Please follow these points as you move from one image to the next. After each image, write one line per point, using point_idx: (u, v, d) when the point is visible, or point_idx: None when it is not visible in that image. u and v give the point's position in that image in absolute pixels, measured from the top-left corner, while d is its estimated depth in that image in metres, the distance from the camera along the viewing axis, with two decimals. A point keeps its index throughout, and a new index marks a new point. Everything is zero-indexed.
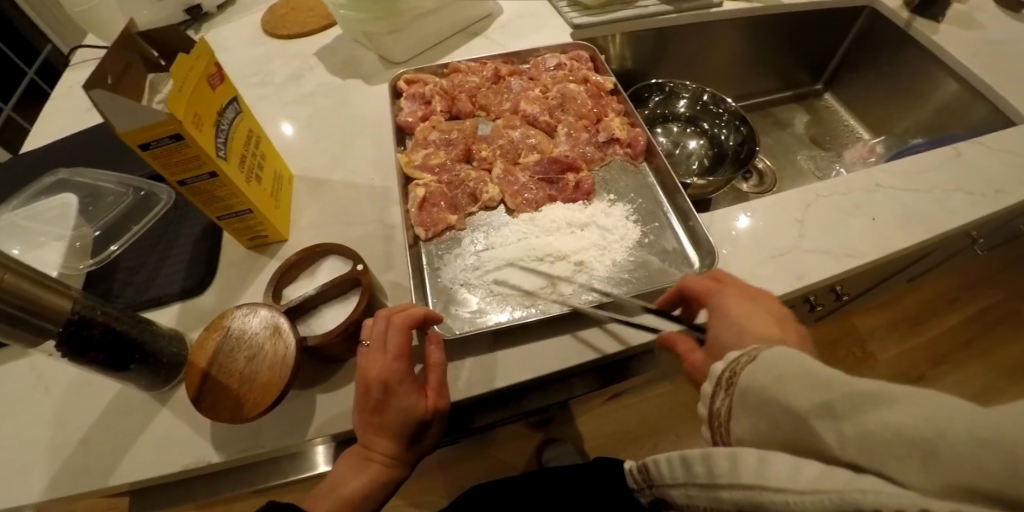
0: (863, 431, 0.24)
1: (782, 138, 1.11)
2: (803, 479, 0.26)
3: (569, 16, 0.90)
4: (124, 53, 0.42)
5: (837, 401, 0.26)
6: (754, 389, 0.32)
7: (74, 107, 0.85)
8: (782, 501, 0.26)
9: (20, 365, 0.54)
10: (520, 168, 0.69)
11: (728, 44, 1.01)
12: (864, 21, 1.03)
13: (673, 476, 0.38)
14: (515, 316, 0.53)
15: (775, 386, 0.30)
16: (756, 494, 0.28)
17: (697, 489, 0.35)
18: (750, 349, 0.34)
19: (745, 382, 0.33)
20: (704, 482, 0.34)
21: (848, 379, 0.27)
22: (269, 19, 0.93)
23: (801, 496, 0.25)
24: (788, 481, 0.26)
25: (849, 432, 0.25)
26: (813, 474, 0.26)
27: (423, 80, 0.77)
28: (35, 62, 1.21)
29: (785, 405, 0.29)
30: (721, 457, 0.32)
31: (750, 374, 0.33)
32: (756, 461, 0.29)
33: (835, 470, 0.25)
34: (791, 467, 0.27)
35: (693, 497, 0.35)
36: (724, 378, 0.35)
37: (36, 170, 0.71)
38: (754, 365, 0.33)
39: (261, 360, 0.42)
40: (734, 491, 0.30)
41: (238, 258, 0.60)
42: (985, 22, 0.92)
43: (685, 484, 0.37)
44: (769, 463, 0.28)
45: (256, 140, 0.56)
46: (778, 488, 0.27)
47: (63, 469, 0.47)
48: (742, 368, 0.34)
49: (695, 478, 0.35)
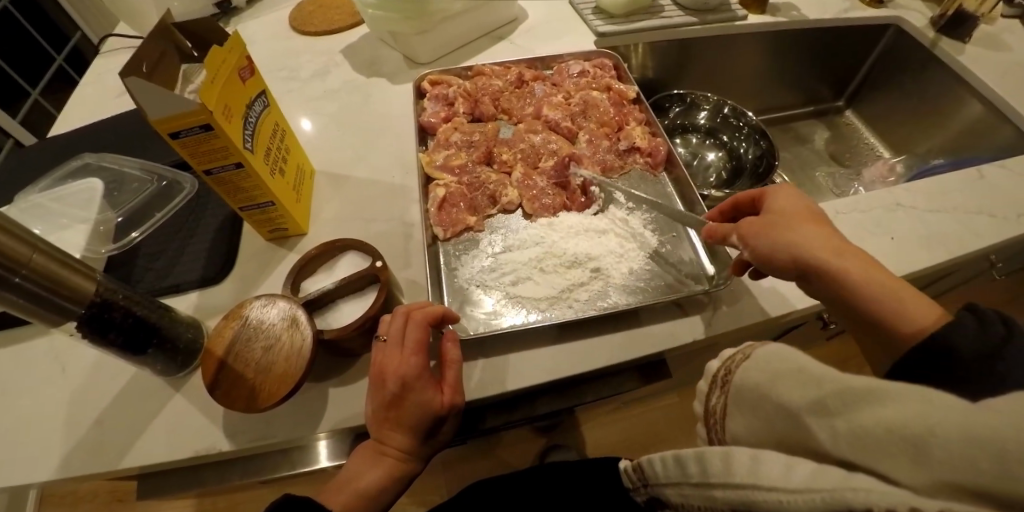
0: (852, 427, 0.25)
1: (801, 153, 1.11)
2: (796, 477, 0.26)
3: (594, 23, 0.90)
4: (158, 43, 0.43)
5: (829, 398, 0.28)
6: (747, 385, 0.35)
7: (104, 94, 0.87)
8: (775, 499, 0.26)
9: (40, 343, 0.55)
10: (538, 173, 0.69)
11: (751, 57, 1.01)
12: (889, 39, 1.02)
13: (667, 475, 0.38)
14: (529, 320, 0.53)
15: (770, 383, 0.33)
16: (750, 493, 0.28)
17: (692, 488, 0.34)
18: (743, 348, 0.38)
19: (739, 380, 0.36)
20: (699, 481, 0.33)
21: (841, 376, 0.28)
22: (296, 15, 0.95)
23: (793, 495, 0.25)
24: (781, 479, 0.26)
25: (840, 428, 0.26)
26: (806, 471, 0.26)
27: (447, 82, 0.77)
28: (65, 49, 1.24)
29: (779, 401, 0.31)
30: (715, 457, 0.31)
31: (744, 372, 0.36)
32: (750, 460, 0.29)
33: (828, 469, 0.25)
34: (783, 465, 0.27)
35: (687, 496, 0.35)
36: (719, 376, 0.39)
37: (65, 153, 0.73)
38: (749, 363, 0.36)
39: (277, 350, 0.43)
40: (729, 490, 0.30)
41: (258, 249, 0.61)
42: (1014, 45, 0.91)
43: (679, 483, 0.36)
44: (762, 461, 0.28)
45: (281, 134, 0.57)
46: (770, 486, 0.27)
47: (77, 450, 0.47)
48: (737, 366, 0.38)
49: (690, 478, 0.34)
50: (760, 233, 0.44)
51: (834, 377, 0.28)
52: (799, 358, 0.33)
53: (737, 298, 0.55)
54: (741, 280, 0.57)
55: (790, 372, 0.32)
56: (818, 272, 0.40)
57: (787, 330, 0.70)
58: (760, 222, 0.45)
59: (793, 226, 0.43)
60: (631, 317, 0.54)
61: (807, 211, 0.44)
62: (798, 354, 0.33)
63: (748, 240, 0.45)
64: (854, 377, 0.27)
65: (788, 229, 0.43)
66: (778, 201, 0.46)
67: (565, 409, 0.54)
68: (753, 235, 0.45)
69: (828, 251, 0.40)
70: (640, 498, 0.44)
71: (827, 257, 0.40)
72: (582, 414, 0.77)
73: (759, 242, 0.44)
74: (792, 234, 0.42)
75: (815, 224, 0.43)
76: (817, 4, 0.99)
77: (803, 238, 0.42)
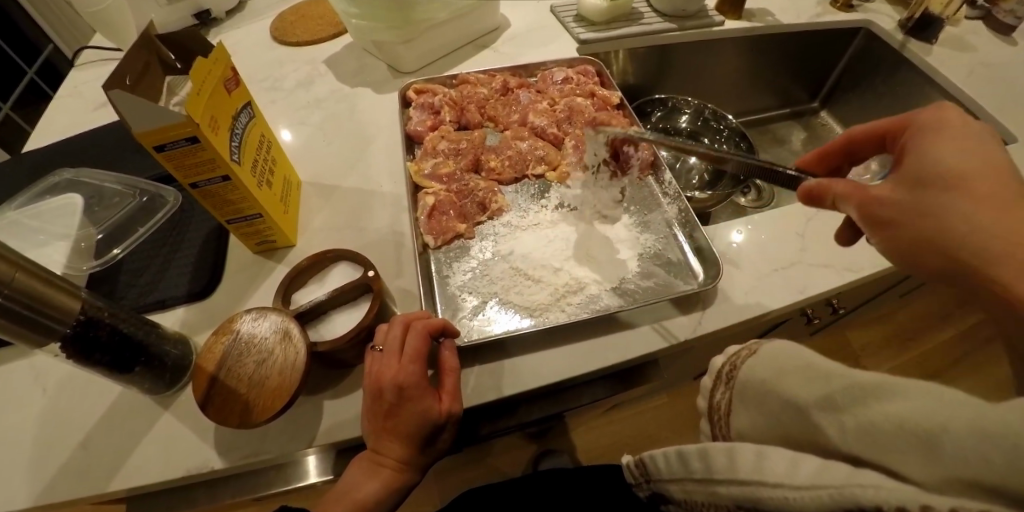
0: (861, 422, 0.26)
1: (780, 154, 1.14)
2: (802, 474, 0.27)
3: (576, 31, 0.92)
4: (142, 54, 0.43)
5: (838, 395, 0.29)
6: (754, 381, 0.36)
7: (80, 107, 0.85)
8: (782, 496, 0.27)
9: (21, 365, 0.54)
10: (464, 223, 0.64)
11: (729, 61, 1.03)
12: (860, 43, 1.06)
13: (669, 471, 0.39)
14: (520, 326, 0.54)
15: (775, 380, 0.34)
16: (754, 490, 0.29)
17: (694, 484, 0.35)
18: (750, 344, 0.39)
19: (746, 376, 0.37)
20: (702, 477, 0.34)
21: (847, 373, 0.29)
22: (278, 25, 0.94)
23: (798, 491, 0.26)
24: (786, 476, 0.27)
25: (848, 424, 0.27)
26: (812, 468, 0.27)
27: (433, 90, 0.78)
28: (36, 62, 1.22)
29: (786, 397, 0.32)
30: (719, 453, 0.32)
31: (749, 369, 0.37)
32: (755, 457, 0.30)
33: (833, 465, 0.26)
34: (789, 462, 0.28)
35: (691, 492, 0.36)
36: (724, 372, 0.40)
37: (40, 169, 0.71)
38: (755, 360, 0.37)
39: (270, 364, 0.42)
40: (732, 486, 0.31)
41: (246, 262, 0.60)
42: (978, 46, 0.95)
43: (682, 479, 0.37)
44: (767, 458, 0.29)
45: (268, 145, 0.56)
46: (776, 483, 0.28)
47: (60, 475, 0.46)
48: (742, 362, 0.38)
49: (693, 474, 0.35)
50: (904, 213, 0.39)
51: (843, 374, 0.30)
52: (806, 355, 0.34)
53: (724, 297, 0.57)
54: (728, 282, 0.58)
55: (796, 368, 0.33)
56: (968, 259, 0.35)
57: (773, 326, 0.72)
58: (908, 200, 0.39)
59: (945, 203, 0.37)
60: (623, 318, 0.55)
61: (984, 167, 0.37)
62: (804, 351, 0.34)
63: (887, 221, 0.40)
64: (859, 373, 0.29)
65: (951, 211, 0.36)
66: (937, 163, 0.38)
67: (557, 413, 0.55)
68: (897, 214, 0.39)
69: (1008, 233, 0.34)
70: (642, 494, 0.45)
71: (999, 249, 0.34)
72: (575, 416, 0.78)
73: (902, 223, 0.39)
74: (945, 204, 0.37)
75: (992, 185, 0.36)
76: (790, 9, 1.03)
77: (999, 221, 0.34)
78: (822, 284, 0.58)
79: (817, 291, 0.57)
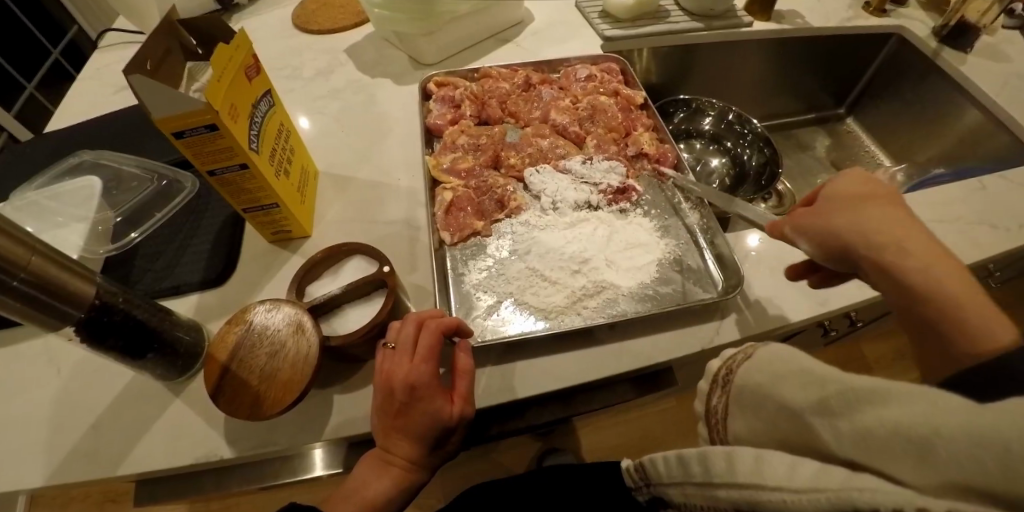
0: (856, 426, 0.25)
1: (803, 161, 1.11)
2: (801, 478, 0.25)
3: (601, 27, 0.90)
4: (164, 40, 0.42)
5: (833, 398, 0.27)
6: (750, 385, 0.35)
7: (102, 89, 0.86)
8: (780, 500, 0.26)
9: (35, 344, 0.54)
10: (481, 220, 0.63)
11: (754, 63, 1.01)
12: (892, 48, 1.02)
13: (670, 474, 0.37)
14: (536, 327, 0.53)
15: (772, 383, 0.32)
16: (754, 493, 0.28)
17: (694, 488, 0.34)
18: (745, 347, 0.37)
19: (741, 380, 0.36)
20: (701, 482, 0.33)
21: (844, 377, 0.28)
22: (300, 13, 0.94)
23: (798, 494, 0.25)
24: (786, 480, 0.26)
25: (844, 428, 0.26)
26: (810, 472, 0.25)
27: (453, 83, 0.77)
28: (62, 43, 1.25)
29: (782, 401, 0.31)
30: (717, 456, 0.31)
31: (746, 372, 0.36)
32: (753, 461, 0.28)
33: (832, 469, 0.25)
34: (788, 465, 0.27)
35: (690, 496, 0.34)
36: (721, 376, 0.38)
37: (61, 149, 0.71)
38: (749, 365, 0.35)
39: (282, 356, 0.42)
40: (731, 490, 0.29)
41: (260, 251, 0.60)
42: (1015, 55, 0.91)
43: (682, 483, 0.36)
44: (765, 462, 0.28)
45: (287, 135, 0.56)
46: (775, 486, 0.26)
47: (69, 456, 0.46)
48: (738, 366, 0.37)
49: (693, 478, 0.34)
50: (823, 226, 0.40)
51: (839, 377, 0.28)
52: (803, 359, 0.32)
53: (743, 307, 0.55)
54: (747, 292, 0.56)
55: (790, 373, 0.32)
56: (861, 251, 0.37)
57: (789, 337, 0.70)
58: (821, 217, 0.40)
59: (860, 216, 0.38)
60: (637, 324, 0.54)
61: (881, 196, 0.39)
62: (799, 356, 0.32)
63: (814, 233, 0.41)
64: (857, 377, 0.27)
65: (849, 216, 0.38)
66: (834, 189, 0.41)
67: (567, 418, 0.54)
68: (819, 226, 0.40)
69: (883, 231, 0.36)
70: (642, 498, 0.44)
71: (884, 243, 0.36)
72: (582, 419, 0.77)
73: (823, 233, 0.40)
74: (855, 218, 0.38)
75: (882, 203, 0.39)
76: (820, 12, 1.00)
77: (885, 226, 0.37)
78: (845, 297, 0.56)
79: (839, 304, 0.55)
